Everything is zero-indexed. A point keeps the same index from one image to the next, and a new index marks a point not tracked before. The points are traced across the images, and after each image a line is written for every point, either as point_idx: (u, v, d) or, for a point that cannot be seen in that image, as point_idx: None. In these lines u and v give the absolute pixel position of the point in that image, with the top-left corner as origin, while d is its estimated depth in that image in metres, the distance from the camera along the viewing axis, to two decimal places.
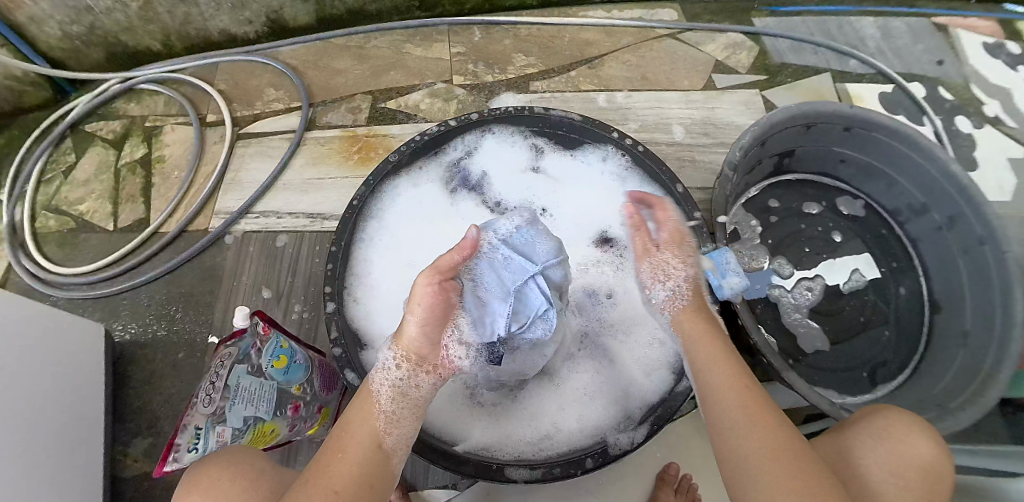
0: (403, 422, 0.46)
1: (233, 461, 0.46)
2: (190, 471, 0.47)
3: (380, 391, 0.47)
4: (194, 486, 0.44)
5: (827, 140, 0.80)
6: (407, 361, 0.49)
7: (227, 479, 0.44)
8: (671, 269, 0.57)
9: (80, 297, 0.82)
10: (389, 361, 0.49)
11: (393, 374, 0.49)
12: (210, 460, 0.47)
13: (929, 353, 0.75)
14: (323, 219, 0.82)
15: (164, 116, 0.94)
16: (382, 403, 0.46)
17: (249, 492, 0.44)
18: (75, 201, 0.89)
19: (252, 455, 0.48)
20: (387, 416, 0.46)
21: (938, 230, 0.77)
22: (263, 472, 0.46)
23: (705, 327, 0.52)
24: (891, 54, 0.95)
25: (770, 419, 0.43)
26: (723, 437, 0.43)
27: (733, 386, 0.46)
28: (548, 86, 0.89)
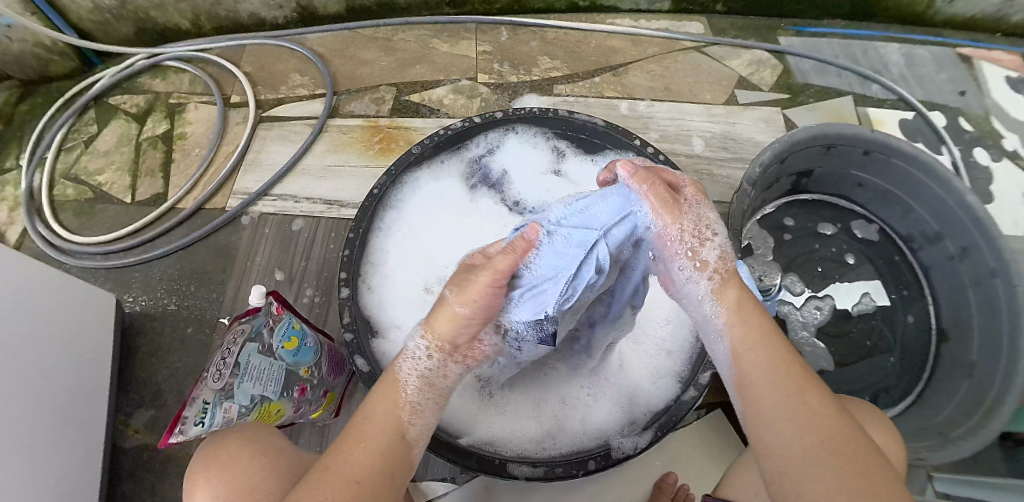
0: (427, 411, 0.43)
1: (249, 439, 0.48)
2: (208, 445, 0.49)
3: (407, 380, 0.43)
4: (214, 460, 0.46)
5: (846, 163, 0.80)
6: (438, 351, 0.45)
7: (245, 456, 0.46)
8: (702, 229, 0.47)
9: (93, 267, 0.83)
10: (421, 350, 0.45)
11: (423, 363, 0.44)
12: (227, 435, 0.48)
13: (933, 380, 0.75)
14: (340, 206, 0.82)
15: (188, 94, 0.95)
16: (408, 391, 0.43)
17: (267, 471, 0.45)
18: (95, 171, 0.90)
19: (269, 432, 0.50)
20: (411, 407, 0.42)
21: (950, 259, 0.76)
22: (278, 450, 0.48)
23: (749, 305, 0.45)
24: (913, 82, 0.95)
25: (823, 409, 0.38)
26: (768, 429, 0.38)
27: (786, 368, 0.40)
28: (573, 90, 0.89)
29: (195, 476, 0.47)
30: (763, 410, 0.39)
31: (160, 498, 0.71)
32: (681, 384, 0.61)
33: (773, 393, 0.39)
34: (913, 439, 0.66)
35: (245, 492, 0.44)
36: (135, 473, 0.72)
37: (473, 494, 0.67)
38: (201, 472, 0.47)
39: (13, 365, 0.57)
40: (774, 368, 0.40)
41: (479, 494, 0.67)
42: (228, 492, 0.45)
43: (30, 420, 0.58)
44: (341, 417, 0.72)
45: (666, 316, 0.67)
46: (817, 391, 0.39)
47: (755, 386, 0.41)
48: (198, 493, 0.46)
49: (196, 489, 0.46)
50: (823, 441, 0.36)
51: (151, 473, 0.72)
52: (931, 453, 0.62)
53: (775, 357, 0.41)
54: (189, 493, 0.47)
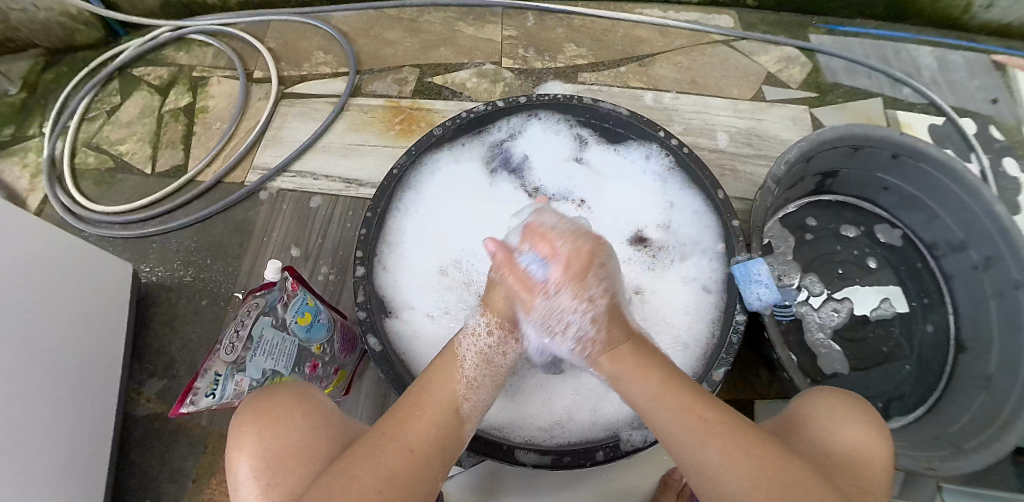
0: (481, 390, 0.48)
1: (301, 397, 0.48)
2: (252, 397, 0.48)
3: (466, 355, 0.49)
4: (266, 414, 0.46)
5: (872, 165, 0.78)
6: (496, 327, 0.53)
7: (299, 413, 0.46)
8: (564, 315, 0.51)
9: (111, 236, 0.84)
10: (481, 327, 0.52)
11: (480, 340, 0.51)
12: (276, 391, 0.48)
13: (950, 389, 0.73)
14: (358, 185, 0.82)
15: (211, 68, 0.95)
16: (466, 367, 0.48)
17: (320, 430, 0.46)
18: (116, 142, 0.91)
19: (309, 389, 0.50)
20: (468, 383, 0.47)
21: (974, 269, 0.74)
22: (327, 412, 0.48)
23: (633, 360, 0.48)
24: (945, 87, 0.92)
25: (733, 441, 0.40)
26: (696, 477, 0.40)
27: (688, 414, 0.42)
28: (598, 79, 0.88)
29: (242, 429, 0.45)
30: (689, 466, 0.41)
31: (169, 467, 0.72)
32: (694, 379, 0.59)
33: (686, 446, 0.41)
34: (925, 448, 0.64)
35: (298, 448, 0.44)
36: (145, 441, 0.73)
37: (480, 479, 0.68)
38: (249, 426, 0.45)
39: (28, 327, 0.58)
40: (680, 414, 0.42)
41: (485, 479, 0.68)
42: (277, 448, 0.44)
43: (43, 383, 0.59)
44: (351, 394, 0.72)
45: (684, 309, 0.66)
46: (721, 423, 0.41)
47: (670, 440, 0.42)
48: (243, 447, 0.44)
49: (241, 444, 0.45)
50: (741, 477, 0.38)
51: (161, 442, 0.73)
52: (941, 464, 0.60)
53: (678, 404, 0.43)
54: (234, 448, 0.45)
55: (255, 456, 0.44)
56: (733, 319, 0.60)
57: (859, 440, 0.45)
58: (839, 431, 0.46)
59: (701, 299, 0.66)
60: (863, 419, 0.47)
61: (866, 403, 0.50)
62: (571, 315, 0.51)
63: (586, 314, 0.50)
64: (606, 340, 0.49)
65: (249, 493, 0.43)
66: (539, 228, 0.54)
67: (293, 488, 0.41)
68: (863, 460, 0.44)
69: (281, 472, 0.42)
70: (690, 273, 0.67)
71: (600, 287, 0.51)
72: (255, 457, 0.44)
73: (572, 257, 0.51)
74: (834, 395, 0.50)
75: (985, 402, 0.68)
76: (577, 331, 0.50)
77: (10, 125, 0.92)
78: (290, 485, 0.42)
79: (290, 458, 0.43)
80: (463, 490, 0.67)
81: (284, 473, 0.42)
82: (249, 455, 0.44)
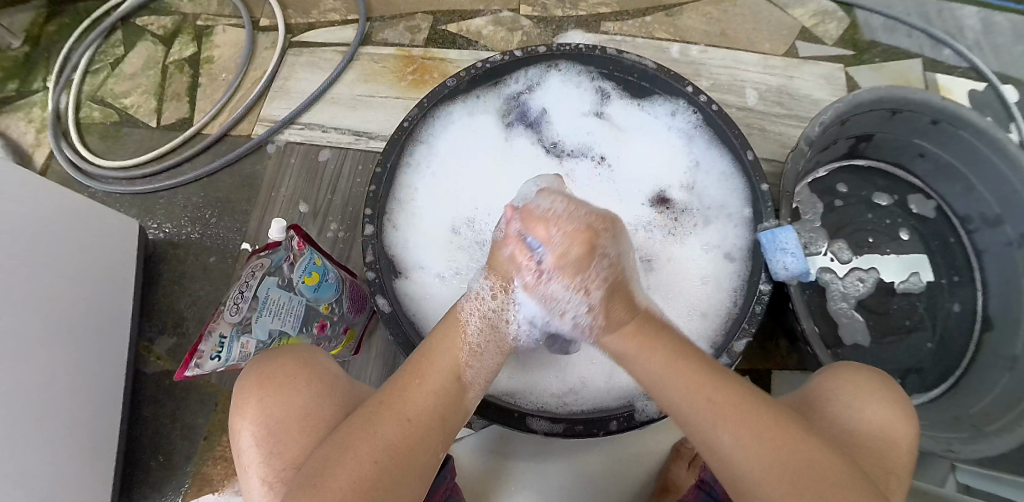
0: (485, 357, 0.46)
1: (304, 363, 0.45)
2: (253, 362, 0.46)
3: (470, 321, 0.46)
4: (268, 382, 0.44)
5: (910, 130, 0.73)
6: (501, 291, 0.50)
7: (301, 378, 0.44)
8: (563, 300, 0.47)
9: (118, 192, 0.82)
10: (486, 290, 0.50)
11: (486, 304, 0.49)
12: (279, 356, 0.46)
13: (974, 366, 0.70)
14: (369, 138, 0.79)
15: (216, 16, 0.91)
16: (471, 334, 0.45)
17: (322, 397, 0.44)
18: (121, 94, 0.88)
19: (316, 352, 0.48)
20: (472, 352, 0.45)
21: (1008, 246, 0.71)
22: (332, 377, 0.46)
23: (638, 338, 0.44)
24: (988, 51, 0.84)
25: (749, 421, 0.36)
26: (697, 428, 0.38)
27: (692, 380, 0.39)
28: (621, 29, 0.84)
29: (246, 395, 0.44)
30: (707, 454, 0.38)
31: (179, 424, 0.72)
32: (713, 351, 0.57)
33: (697, 427, 0.38)
34: (946, 429, 0.62)
35: (300, 414, 0.42)
36: (156, 398, 0.73)
37: (489, 442, 0.67)
38: (251, 393, 0.44)
39: (32, 287, 0.56)
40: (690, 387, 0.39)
41: (494, 442, 0.67)
42: (280, 416, 0.42)
43: (49, 342, 0.58)
44: (359, 355, 0.71)
45: (704, 274, 0.63)
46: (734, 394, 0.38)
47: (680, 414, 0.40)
48: (246, 413, 0.44)
49: (244, 410, 0.44)
50: (751, 448, 0.35)
51: (172, 399, 0.73)
52: (960, 446, 0.58)
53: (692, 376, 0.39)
54: (236, 415, 0.44)
55: (256, 424, 0.43)
56: (757, 289, 0.57)
57: (883, 419, 0.43)
58: (864, 409, 0.43)
59: (724, 265, 0.63)
60: (886, 395, 0.45)
61: (887, 378, 0.48)
62: (567, 300, 0.47)
63: (586, 303, 0.47)
64: (608, 320, 0.46)
65: (253, 461, 0.42)
66: (535, 212, 0.48)
67: (295, 457, 0.41)
68: (888, 440, 0.42)
69: (283, 440, 0.42)
70: (713, 238, 0.65)
71: (598, 276, 0.46)
72: (256, 424, 0.43)
73: (568, 242, 0.46)
74: (855, 370, 0.47)
75: (1008, 385, 0.65)
76: (576, 317, 0.48)
77: (14, 78, 0.89)
78: (294, 452, 0.41)
79: (293, 425, 0.42)
80: (471, 452, 0.67)
81: (286, 440, 0.42)
82: (251, 423, 0.43)
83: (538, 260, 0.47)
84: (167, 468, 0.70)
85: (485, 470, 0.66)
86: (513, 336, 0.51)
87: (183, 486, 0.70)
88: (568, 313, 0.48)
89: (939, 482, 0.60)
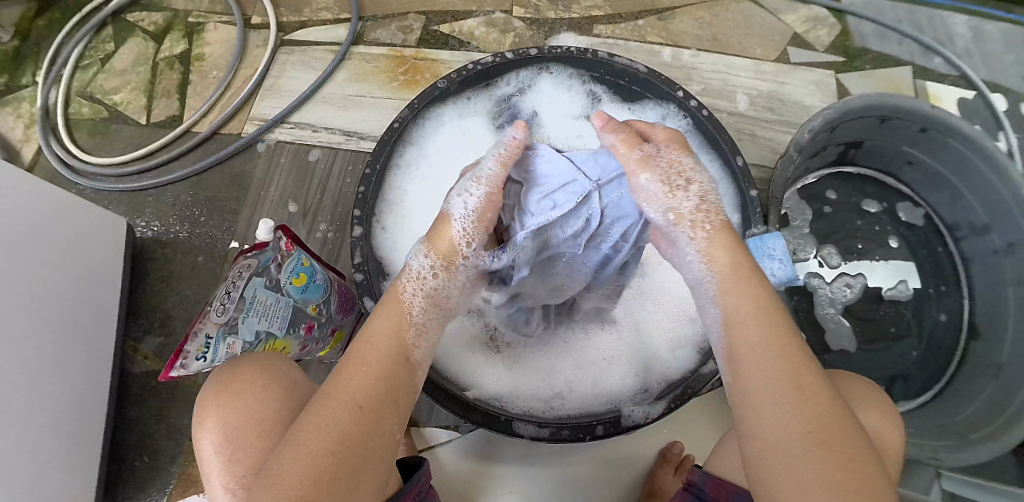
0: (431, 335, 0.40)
1: (264, 368, 0.45)
2: (220, 371, 0.46)
3: (413, 300, 0.41)
4: (226, 389, 0.44)
5: (899, 138, 0.74)
6: (441, 269, 0.43)
7: (259, 384, 0.44)
8: (676, 187, 0.43)
9: (106, 189, 0.82)
10: (427, 269, 0.43)
11: (427, 282, 0.42)
12: (241, 362, 0.46)
13: (959, 374, 0.71)
14: (359, 139, 0.79)
15: (208, 13, 0.90)
16: (415, 311, 0.40)
17: (280, 402, 0.43)
18: (110, 91, 0.88)
19: (276, 360, 0.47)
20: (417, 329, 0.39)
21: (995, 254, 0.71)
22: (291, 381, 0.45)
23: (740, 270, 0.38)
24: (978, 59, 0.85)
25: (824, 415, 0.31)
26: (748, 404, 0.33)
27: (769, 344, 0.34)
28: (614, 32, 0.84)
29: (206, 404, 0.45)
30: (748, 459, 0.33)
31: (165, 424, 0.71)
32: (702, 356, 0.58)
33: (745, 401, 0.34)
34: (930, 436, 0.63)
35: (258, 420, 0.42)
36: (143, 398, 0.72)
37: (476, 446, 0.67)
38: (211, 401, 0.45)
39: (15, 286, 0.55)
40: (769, 379, 0.33)
41: (481, 445, 0.67)
42: (237, 422, 0.43)
43: (32, 342, 0.57)
44: None
45: None
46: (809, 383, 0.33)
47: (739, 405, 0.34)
48: (207, 422, 0.44)
49: (205, 419, 0.44)
50: (794, 435, 0.30)
51: (158, 399, 0.72)
52: (945, 455, 0.58)
53: (782, 368, 0.33)
54: (198, 423, 0.45)
55: (218, 430, 0.43)
56: None
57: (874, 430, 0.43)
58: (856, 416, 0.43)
59: None
60: (879, 406, 0.45)
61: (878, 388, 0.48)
62: (683, 195, 0.43)
63: (696, 197, 0.43)
64: (718, 232, 0.41)
65: (215, 467, 0.43)
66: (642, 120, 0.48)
67: (254, 464, 0.41)
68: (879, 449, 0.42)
69: (242, 447, 0.42)
70: None
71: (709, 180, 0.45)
72: (216, 430, 0.43)
73: (666, 135, 0.46)
74: (851, 378, 0.48)
75: (993, 393, 0.66)
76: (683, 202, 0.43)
77: (3, 73, 0.88)
78: (252, 458, 0.41)
79: (250, 430, 0.42)
80: (458, 456, 0.66)
81: (246, 445, 0.42)
82: (213, 431, 0.44)
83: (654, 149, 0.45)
84: (153, 468, 0.70)
85: (470, 473, 0.66)
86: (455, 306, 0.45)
87: (168, 487, 0.69)
88: (681, 197, 0.43)
89: (924, 491, 0.60)
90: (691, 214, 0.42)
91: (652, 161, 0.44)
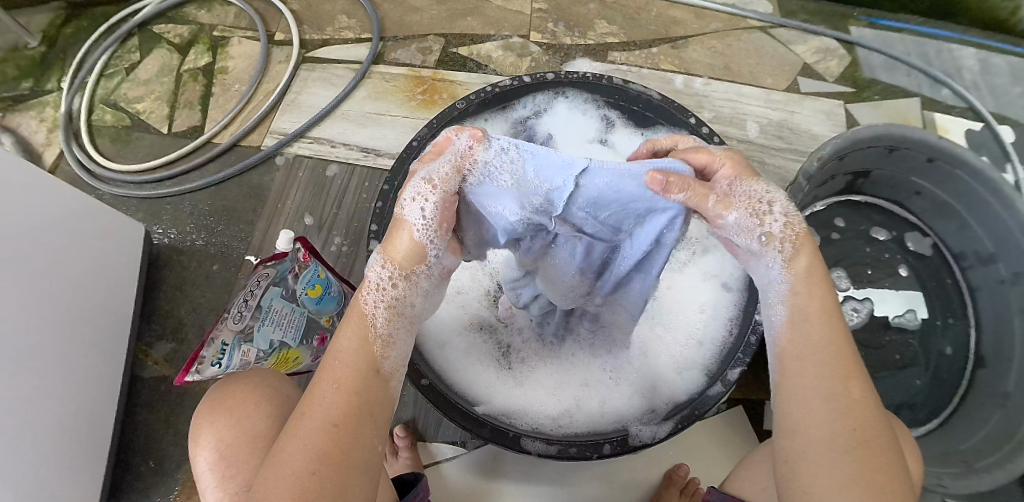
0: (399, 345, 0.36)
1: (253, 384, 0.46)
2: (217, 386, 0.47)
3: (376, 314, 0.36)
4: (220, 407, 0.45)
5: (906, 168, 0.75)
6: (403, 277, 0.37)
7: (250, 401, 0.45)
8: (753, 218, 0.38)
9: (124, 195, 0.83)
10: (385, 279, 0.37)
11: (390, 294, 0.37)
12: (233, 381, 0.47)
13: (965, 404, 0.71)
14: (376, 155, 0.81)
15: (232, 28, 0.93)
16: (377, 323, 0.36)
17: (273, 418, 0.44)
18: (134, 100, 0.90)
19: (278, 379, 0.48)
20: (382, 340, 0.35)
21: (1002, 283, 0.72)
22: (283, 398, 0.46)
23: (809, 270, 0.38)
24: (985, 92, 0.86)
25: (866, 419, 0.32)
26: (791, 402, 0.34)
27: (825, 348, 0.35)
28: (628, 59, 0.86)
29: (202, 421, 0.46)
30: (781, 453, 0.34)
31: (173, 430, 0.72)
32: (709, 379, 0.58)
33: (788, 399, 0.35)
34: (936, 463, 0.63)
35: (250, 436, 0.43)
36: (152, 403, 0.73)
37: (481, 461, 0.67)
38: (206, 417, 0.46)
39: (31, 283, 0.56)
40: (823, 381, 0.33)
41: (486, 461, 0.67)
42: (231, 439, 0.43)
43: (45, 340, 0.58)
44: None
45: (702, 305, 0.64)
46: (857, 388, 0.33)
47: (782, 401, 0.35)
48: (201, 440, 0.45)
49: (200, 437, 0.45)
50: (836, 437, 0.32)
51: (167, 404, 0.73)
52: (952, 482, 0.59)
53: (836, 369, 0.34)
54: (194, 439, 0.46)
55: (212, 447, 0.44)
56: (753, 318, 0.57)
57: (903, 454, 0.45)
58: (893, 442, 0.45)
59: (722, 296, 0.64)
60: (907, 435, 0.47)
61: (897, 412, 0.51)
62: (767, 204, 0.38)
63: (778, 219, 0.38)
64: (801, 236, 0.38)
65: (209, 483, 0.43)
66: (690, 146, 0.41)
67: (248, 479, 0.41)
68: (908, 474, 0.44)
69: (235, 464, 0.42)
70: (710, 270, 0.66)
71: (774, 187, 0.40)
72: (211, 447, 0.44)
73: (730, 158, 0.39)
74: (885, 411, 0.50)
75: (999, 423, 0.66)
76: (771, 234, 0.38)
77: (28, 78, 0.90)
78: (243, 475, 0.42)
79: (243, 446, 0.43)
80: (463, 471, 0.67)
81: (238, 464, 0.42)
82: (209, 447, 0.44)
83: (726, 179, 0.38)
84: (159, 473, 0.70)
85: (475, 489, 0.66)
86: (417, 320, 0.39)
87: (173, 493, 0.69)
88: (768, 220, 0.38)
89: None
90: (782, 233, 0.38)
91: (733, 198, 0.38)
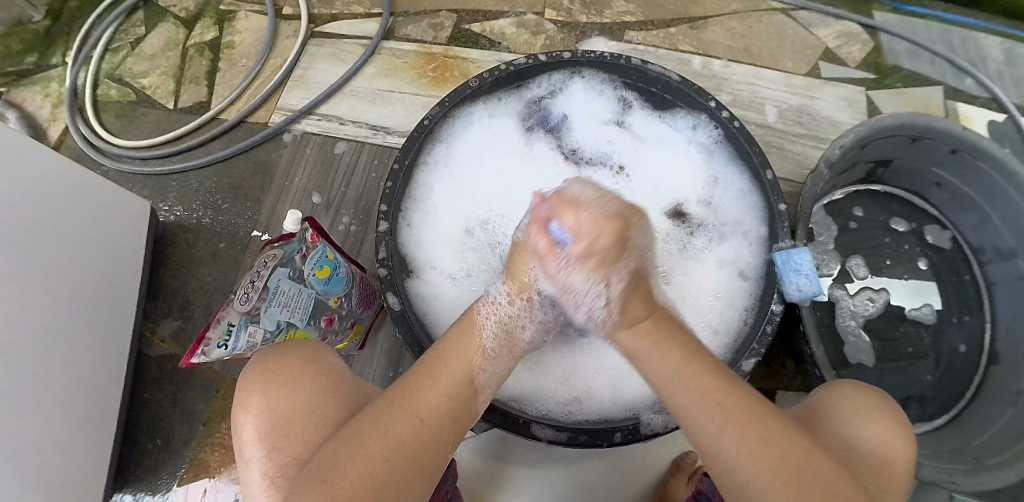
0: (498, 361, 0.45)
1: (308, 357, 0.45)
2: (251, 363, 0.45)
3: (486, 323, 0.45)
4: (273, 376, 0.43)
5: (929, 159, 0.73)
6: (518, 297, 0.49)
7: (305, 372, 0.43)
8: (581, 294, 0.47)
9: (130, 171, 0.83)
10: (502, 296, 0.49)
11: (500, 309, 0.48)
12: (284, 351, 0.45)
13: (978, 401, 0.69)
14: (386, 133, 0.79)
15: (240, 2, 0.91)
16: (485, 337, 0.44)
17: (327, 392, 0.43)
18: (140, 75, 0.88)
19: (317, 348, 0.47)
20: (483, 351, 0.43)
21: (1020, 280, 0.70)
22: (337, 373, 0.45)
23: (654, 336, 0.44)
24: (1010, 82, 0.83)
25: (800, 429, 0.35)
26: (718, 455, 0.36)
27: (705, 404, 0.38)
28: (645, 38, 0.84)
29: (250, 389, 0.43)
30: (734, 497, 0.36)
31: (179, 409, 0.72)
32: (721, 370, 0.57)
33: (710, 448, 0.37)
34: (947, 460, 0.62)
35: (305, 410, 0.41)
36: (158, 381, 0.73)
37: (489, 446, 0.67)
38: (257, 386, 0.43)
39: (34, 260, 0.55)
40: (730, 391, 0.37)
41: (494, 446, 0.67)
42: (284, 410, 0.42)
43: (47, 318, 0.57)
44: (365, 350, 0.71)
45: (716, 292, 0.63)
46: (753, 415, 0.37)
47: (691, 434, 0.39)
48: (249, 406, 0.43)
49: (248, 404, 0.43)
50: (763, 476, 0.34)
51: (173, 384, 0.73)
52: (962, 479, 0.58)
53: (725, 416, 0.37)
54: (239, 407, 0.43)
55: (259, 418, 0.42)
56: (769, 309, 0.57)
57: (883, 441, 0.41)
58: (862, 428, 0.42)
59: (737, 285, 0.63)
60: (888, 415, 0.43)
61: (888, 398, 0.46)
62: (584, 292, 0.47)
63: (604, 297, 0.46)
64: (624, 317, 0.46)
65: (255, 454, 0.41)
66: (565, 199, 0.46)
67: (299, 452, 0.40)
68: (885, 460, 0.40)
69: (287, 435, 0.41)
70: (727, 257, 0.64)
71: (622, 272, 0.46)
72: (260, 418, 0.42)
73: (598, 232, 0.44)
74: (858, 388, 0.46)
75: (1012, 421, 0.64)
76: (590, 311, 0.48)
77: (34, 52, 0.89)
78: (295, 447, 0.40)
79: (297, 419, 0.41)
80: (471, 455, 0.66)
81: (291, 435, 0.41)
82: (255, 416, 0.42)
83: (563, 246, 0.45)
84: (165, 452, 0.70)
85: (483, 472, 0.66)
86: (525, 343, 0.50)
87: (179, 471, 0.69)
88: (583, 304, 0.48)
89: None
90: (600, 316, 0.47)
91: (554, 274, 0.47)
